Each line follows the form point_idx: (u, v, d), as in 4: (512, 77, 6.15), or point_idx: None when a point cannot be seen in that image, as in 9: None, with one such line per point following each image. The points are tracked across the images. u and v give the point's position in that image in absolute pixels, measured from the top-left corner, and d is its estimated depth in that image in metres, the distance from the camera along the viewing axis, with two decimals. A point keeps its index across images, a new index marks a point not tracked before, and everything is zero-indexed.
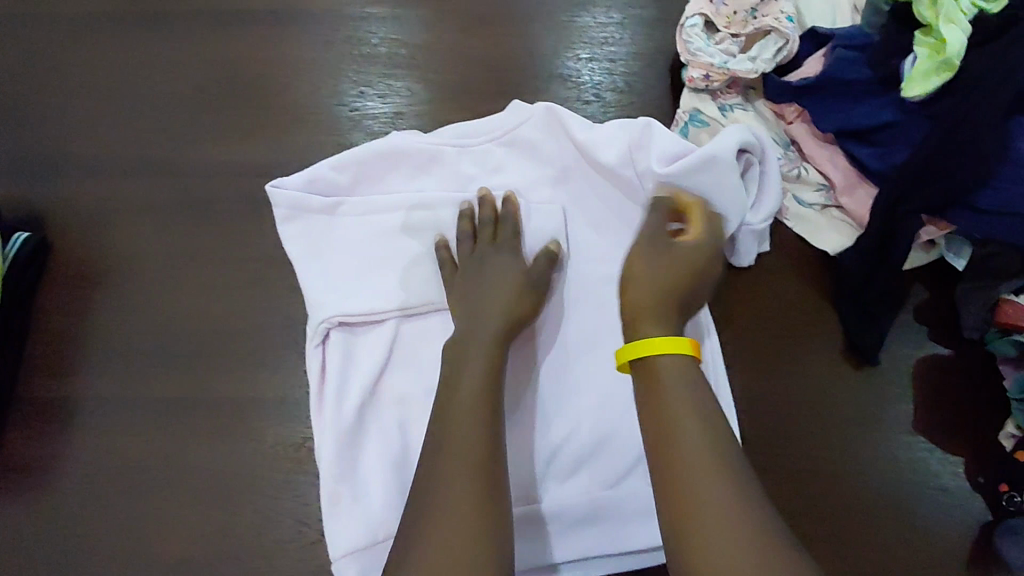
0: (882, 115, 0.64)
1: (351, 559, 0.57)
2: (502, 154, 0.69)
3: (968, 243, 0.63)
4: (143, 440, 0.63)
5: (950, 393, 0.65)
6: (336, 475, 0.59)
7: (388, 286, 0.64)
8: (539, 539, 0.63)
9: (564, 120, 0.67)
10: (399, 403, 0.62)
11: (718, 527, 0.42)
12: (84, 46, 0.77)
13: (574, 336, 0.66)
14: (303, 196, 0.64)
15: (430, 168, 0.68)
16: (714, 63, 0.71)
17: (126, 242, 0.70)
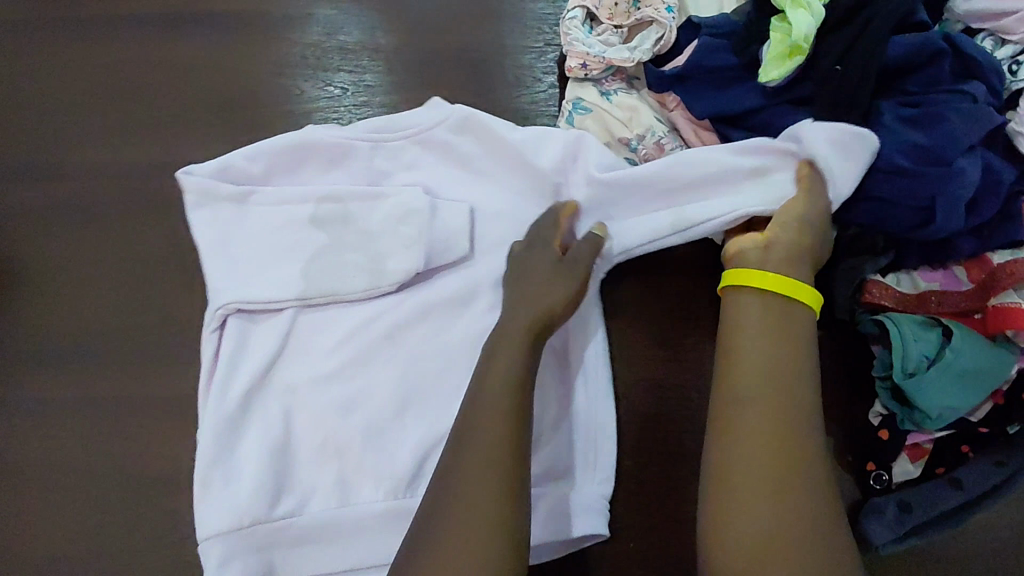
0: (747, 102, 0.64)
1: (216, 541, 0.57)
2: (416, 152, 0.67)
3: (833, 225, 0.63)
4: (28, 437, 0.66)
5: (826, 373, 0.64)
6: (211, 457, 0.59)
7: (287, 276, 0.63)
8: (558, 514, 0.60)
9: (487, 122, 0.65)
10: (287, 392, 0.62)
11: (764, 419, 0.49)
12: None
13: (467, 335, 0.63)
14: (212, 181, 0.64)
15: (344, 163, 0.66)
16: (591, 53, 0.70)
17: (20, 246, 0.72)
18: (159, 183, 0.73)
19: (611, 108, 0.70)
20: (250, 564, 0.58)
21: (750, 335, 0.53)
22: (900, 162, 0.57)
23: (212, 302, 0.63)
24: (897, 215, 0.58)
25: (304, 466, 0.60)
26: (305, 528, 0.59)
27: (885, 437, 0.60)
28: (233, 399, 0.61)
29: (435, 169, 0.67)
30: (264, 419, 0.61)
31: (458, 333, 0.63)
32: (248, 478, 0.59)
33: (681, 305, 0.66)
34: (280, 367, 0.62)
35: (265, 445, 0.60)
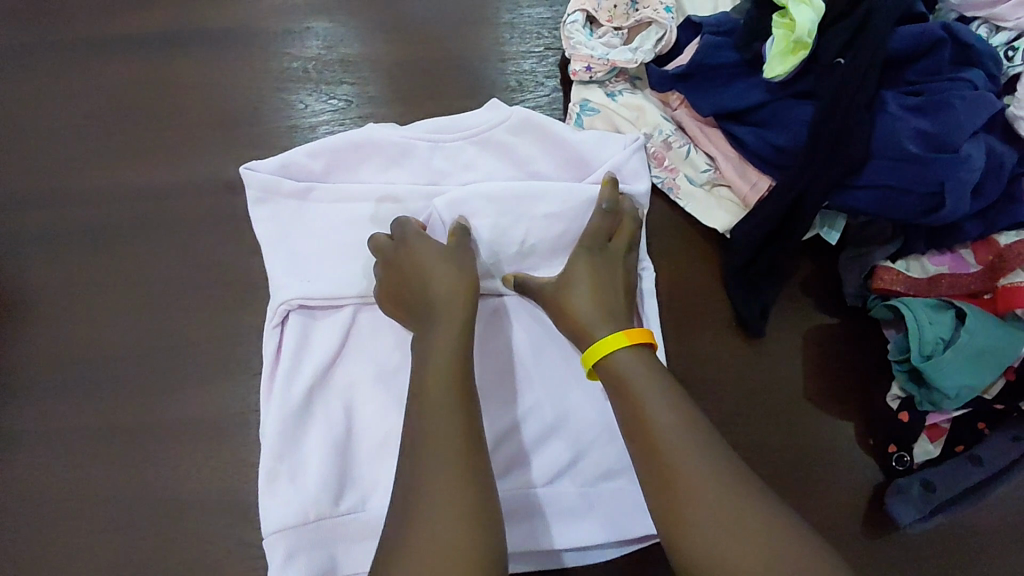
0: (752, 95, 0.64)
1: (284, 535, 0.57)
2: (476, 152, 0.69)
3: (841, 216, 0.64)
4: (44, 466, 0.65)
5: (839, 361, 0.65)
6: (276, 452, 0.59)
7: (350, 273, 0.63)
8: (535, 526, 0.60)
9: (546, 126, 0.68)
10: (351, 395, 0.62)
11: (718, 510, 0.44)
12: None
13: (524, 342, 0.63)
14: (274, 178, 0.65)
15: (398, 163, 0.68)
16: (595, 55, 0.70)
17: (26, 275, 0.71)
18: (168, 206, 0.73)
19: (617, 107, 0.72)
20: (315, 559, 0.58)
21: (639, 404, 0.49)
22: (910, 149, 0.58)
23: (275, 296, 0.63)
24: (906, 202, 0.59)
25: (365, 462, 0.60)
26: (370, 522, 0.59)
27: (905, 420, 0.62)
28: (297, 395, 0.61)
29: (495, 170, 0.69)
30: (326, 416, 0.61)
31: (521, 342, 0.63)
32: (314, 474, 0.59)
33: (706, 297, 0.67)
34: (348, 365, 0.63)
35: (329, 442, 0.60)
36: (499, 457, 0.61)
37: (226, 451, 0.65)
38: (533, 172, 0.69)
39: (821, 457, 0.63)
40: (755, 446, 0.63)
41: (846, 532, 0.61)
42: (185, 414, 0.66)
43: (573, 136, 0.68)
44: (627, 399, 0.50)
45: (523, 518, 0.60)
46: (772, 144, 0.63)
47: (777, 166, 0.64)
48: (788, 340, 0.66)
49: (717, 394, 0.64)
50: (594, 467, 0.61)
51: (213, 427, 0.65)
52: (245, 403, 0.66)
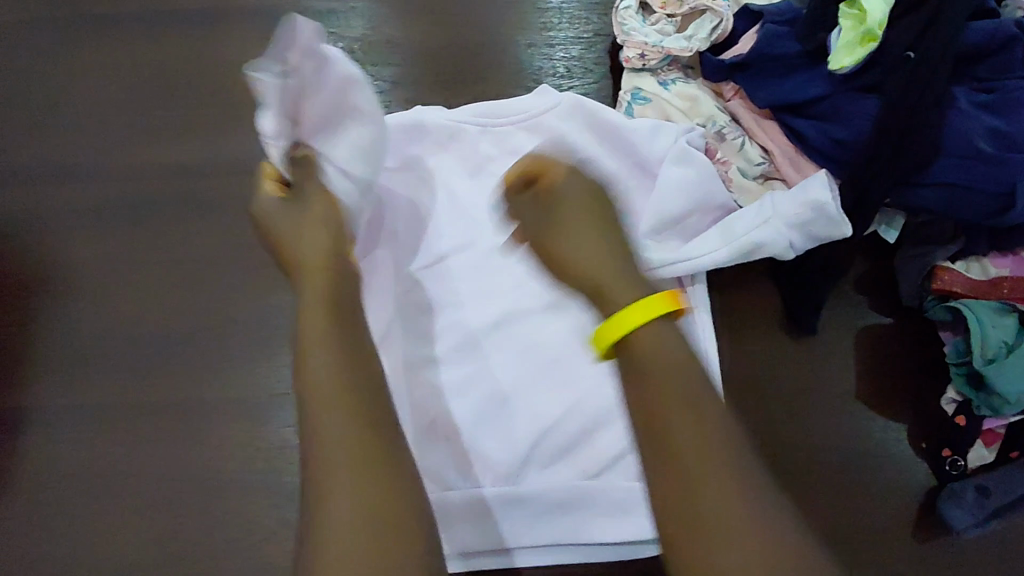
0: (814, 88, 0.62)
1: None
2: (524, 138, 0.68)
3: (901, 213, 0.63)
4: (87, 444, 0.63)
5: (893, 363, 0.64)
6: None
7: None
8: (578, 519, 0.60)
9: (596, 113, 0.67)
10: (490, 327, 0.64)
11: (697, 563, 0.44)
12: (17, 56, 0.76)
13: (576, 332, 0.64)
14: (256, 102, 0.58)
15: (450, 145, 0.68)
16: (649, 42, 0.69)
17: (69, 250, 0.70)
18: (209, 183, 0.71)
19: (670, 97, 0.70)
20: None
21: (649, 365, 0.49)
22: (980, 147, 0.56)
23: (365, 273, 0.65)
24: (972, 200, 0.58)
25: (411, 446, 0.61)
26: None
27: (961, 424, 0.60)
28: None
29: None
30: None
31: (576, 328, 0.64)
32: None
33: (757, 291, 0.66)
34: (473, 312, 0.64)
35: (421, 419, 0.61)
36: (544, 449, 0.61)
37: (263, 435, 0.63)
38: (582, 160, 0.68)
39: (873, 458, 0.62)
40: (808, 449, 0.62)
41: (897, 535, 0.60)
42: (228, 392, 0.64)
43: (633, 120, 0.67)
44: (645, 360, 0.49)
45: (474, 513, 0.60)
46: (832, 138, 0.62)
47: (837, 161, 0.63)
48: (841, 340, 0.65)
49: (766, 391, 0.64)
50: (640, 461, 0.61)
51: (251, 409, 0.63)
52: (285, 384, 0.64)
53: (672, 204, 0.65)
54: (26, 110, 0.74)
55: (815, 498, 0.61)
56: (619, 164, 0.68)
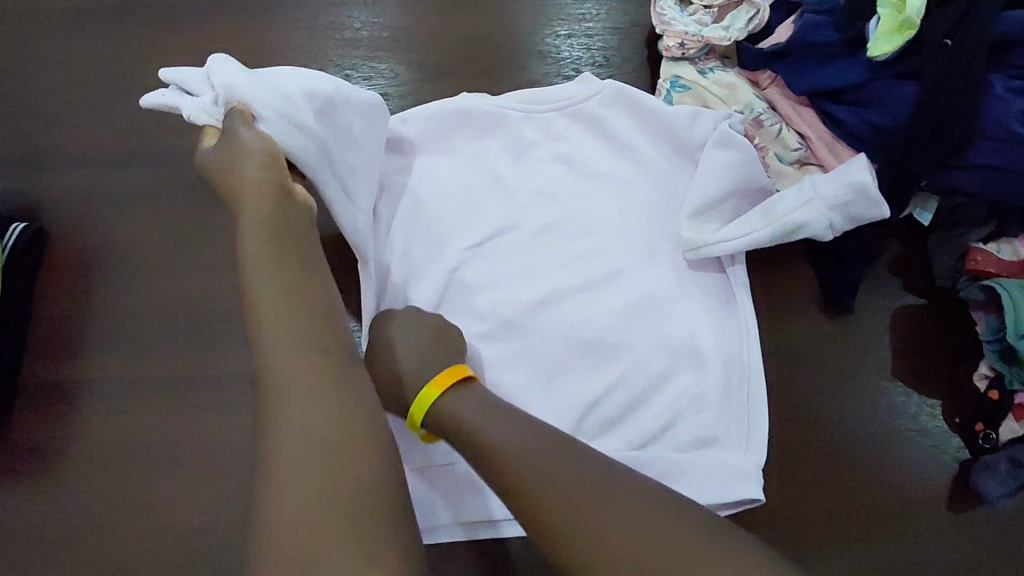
0: (852, 76, 0.65)
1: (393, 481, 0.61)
2: (566, 125, 0.70)
3: (934, 196, 0.65)
4: (141, 418, 0.64)
5: (926, 341, 0.66)
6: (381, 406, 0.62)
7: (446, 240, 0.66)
8: None
9: (637, 99, 0.69)
10: (536, 304, 0.65)
11: None
12: (61, 37, 0.77)
13: (621, 309, 0.65)
14: (175, 93, 0.57)
15: (495, 130, 0.70)
16: (689, 32, 0.71)
17: (120, 230, 0.71)
18: None
19: (708, 85, 0.72)
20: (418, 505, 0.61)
21: (457, 419, 0.52)
22: (1018, 131, 0.58)
23: (398, 256, 0.66)
24: (1010, 182, 0.60)
25: None
26: (465, 473, 0.61)
27: (994, 398, 0.62)
28: None
29: (584, 142, 0.70)
30: None
31: (619, 304, 0.66)
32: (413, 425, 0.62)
33: (795, 272, 0.68)
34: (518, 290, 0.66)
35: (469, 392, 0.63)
36: (592, 420, 0.63)
37: None
38: (623, 146, 0.70)
39: (908, 432, 0.64)
40: (845, 423, 0.64)
41: (932, 505, 0.62)
42: None
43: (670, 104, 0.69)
44: (450, 418, 0.53)
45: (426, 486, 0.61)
46: (871, 123, 0.64)
47: (874, 146, 0.65)
48: (876, 319, 0.67)
49: (804, 367, 0.66)
50: (688, 433, 0.63)
51: None
52: None
53: (712, 186, 0.66)
54: (73, 91, 0.75)
55: (854, 469, 0.63)
56: (658, 150, 0.70)
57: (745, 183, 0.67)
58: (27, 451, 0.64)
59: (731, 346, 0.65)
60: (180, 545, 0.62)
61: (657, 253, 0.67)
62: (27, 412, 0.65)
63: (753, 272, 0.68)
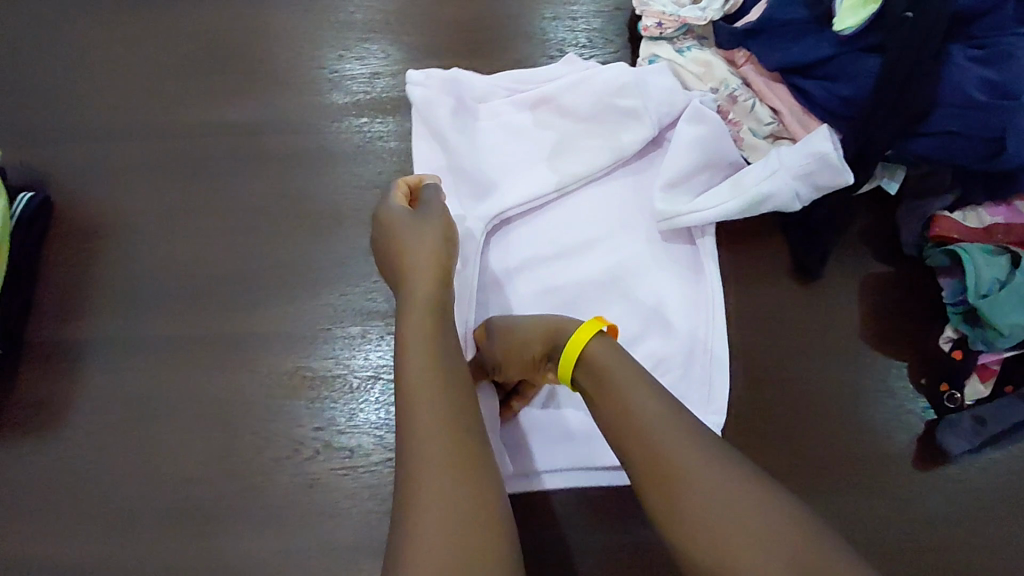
0: (821, 50, 0.67)
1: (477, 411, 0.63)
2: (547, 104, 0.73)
3: (901, 165, 0.68)
4: (140, 377, 0.67)
5: (894, 306, 0.68)
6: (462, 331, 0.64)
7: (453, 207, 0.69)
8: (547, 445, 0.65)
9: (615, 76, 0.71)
10: (515, 269, 0.69)
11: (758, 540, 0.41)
12: (74, 20, 0.81)
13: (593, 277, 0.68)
14: None
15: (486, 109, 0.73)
16: (667, 11, 0.74)
17: (124, 200, 0.74)
18: (259, 141, 0.76)
19: (685, 62, 0.75)
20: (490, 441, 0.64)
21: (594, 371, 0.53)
22: (973, 95, 0.60)
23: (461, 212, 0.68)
24: (966, 147, 0.62)
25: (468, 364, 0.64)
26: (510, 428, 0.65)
27: (959, 358, 0.64)
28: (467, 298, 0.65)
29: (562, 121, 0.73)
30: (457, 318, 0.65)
31: (592, 271, 0.68)
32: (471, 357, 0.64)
33: (768, 241, 0.71)
34: (500, 255, 0.69)
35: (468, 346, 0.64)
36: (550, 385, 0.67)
37: (307, 367, 0.67)
38: None
39: (877, 394, 0.66)
40: (817, 382, 0.66)
41: (900, 464, 0.64)
42: (273, 327, 0.68)
43: (649, 76, 0.71)
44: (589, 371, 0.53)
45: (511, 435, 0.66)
46: (837, 95, 0.67)
47: (842, 118, 0.68)
48: (847, 286, 0.69)
49: (776, 331, 0.68)
50: None
51: (295, 340, 0.68)
52: (328, 320, 0.68)
53: (684, 158, 0.68)
54: (82, 69, 0.79)
55: (826, 429, 0.65)
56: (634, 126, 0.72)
57: (715, 157, 0.69)
58: (29, 407, 0.67)
59: (700, 313, 0.68)
60: (174, 498, 0.63)
61: (631, 223, 0.70)
62: (30, 371, 0.68)
63: (728, 242, 0.71)
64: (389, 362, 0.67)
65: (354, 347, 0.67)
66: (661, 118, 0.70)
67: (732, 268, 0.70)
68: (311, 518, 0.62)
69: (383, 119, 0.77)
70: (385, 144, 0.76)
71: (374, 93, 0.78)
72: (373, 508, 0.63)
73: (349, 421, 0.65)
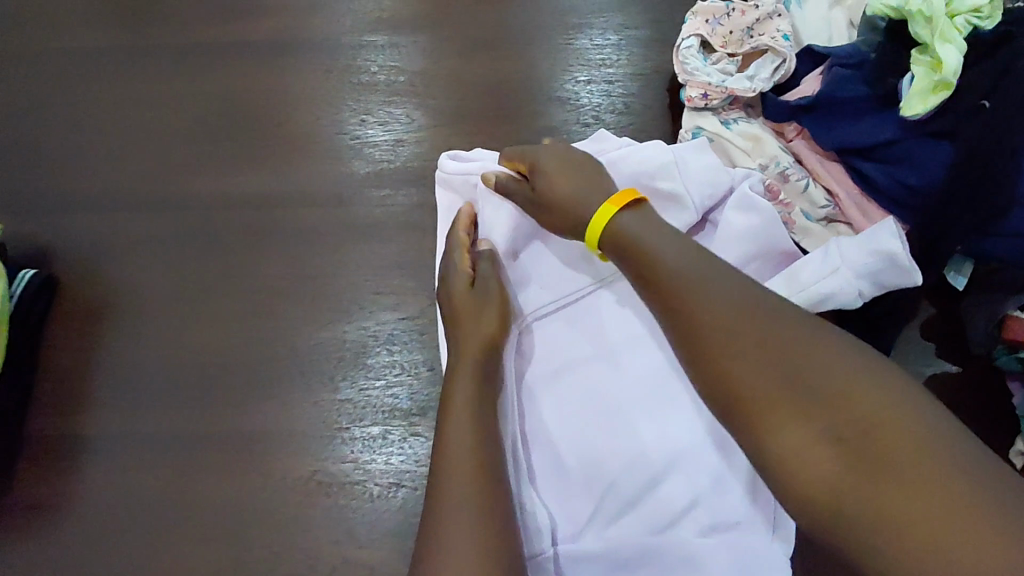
0: (884, 133, 0.62)
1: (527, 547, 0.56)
2: None
3: (969, 260, 0.62)
4: (145, 477, 0.63)
5: (961, 413, 0.63)
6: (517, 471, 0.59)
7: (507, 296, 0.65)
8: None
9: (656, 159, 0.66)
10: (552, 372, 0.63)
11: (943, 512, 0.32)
12: (84, 81, 0.77)
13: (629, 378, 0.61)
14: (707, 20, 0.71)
15: None
16: (712, 83, 0.69)
17: (131, 278, 0.70)
18: (275, 215, 0.71)
19: (732, 136, 0.70)
20: None
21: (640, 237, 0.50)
22: None
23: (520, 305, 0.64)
24: None
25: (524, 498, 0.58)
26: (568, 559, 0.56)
27: None
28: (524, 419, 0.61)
29: None
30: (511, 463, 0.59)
31: (631, 377, 0.61)
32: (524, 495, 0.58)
33: None
34: (537, 359, 0.63)
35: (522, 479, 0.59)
36: (604, 506, 0.58)
37: (324, 470, 0.62)
38: None
39: None
40: None
41: None
42: (288, 424, 0.63)
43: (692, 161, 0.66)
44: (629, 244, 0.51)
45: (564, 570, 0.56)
46: (904, 182, 0.62)
47: (906, 206, 0.63)
48: None
49: None
50: (710, 513, 0.56)
51: (312, 441, 0.63)
52: (346, 417, 0.64)
53: (731, 252, 0.64)
54: (89, 135, 0.75)
55: None
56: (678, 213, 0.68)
57: (767, 248, 0.64)
58: (26, 509, 0.62)
59: None
60: None
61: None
62: (28, 468, 0.64)
63: None
64: (412, 467, 0.62)
65: (375, 449, 0.62)
66: (705, 203, 0.65)
67: None
68: None
69: (406, 191, 0.72)
70: (408, 219, 0.71)
71: (397, 163, 0.73)
72: None
73: (370, 534, 0.60)
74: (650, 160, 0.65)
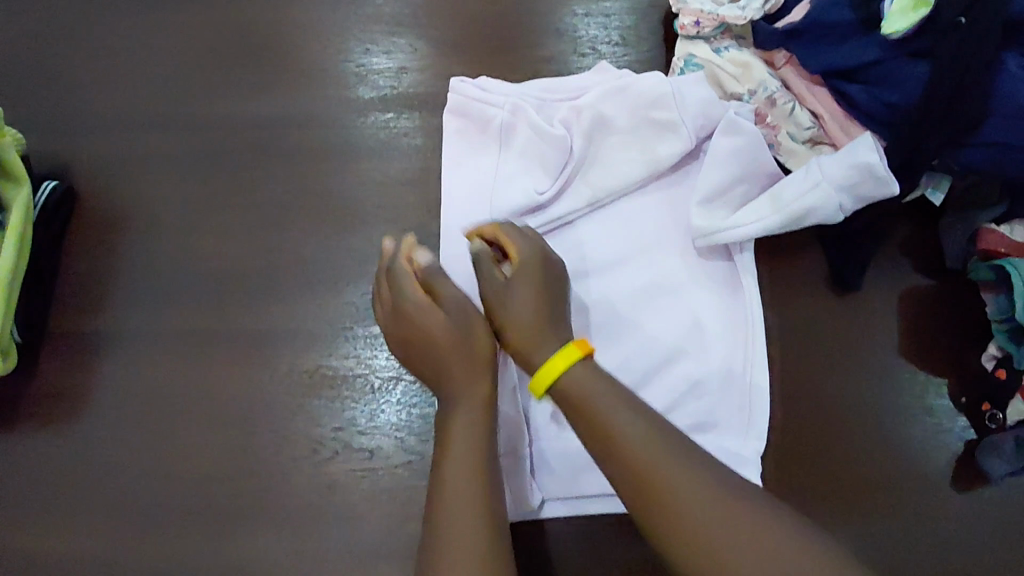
0: (866, 54, 0.64)
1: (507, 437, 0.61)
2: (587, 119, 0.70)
3: (947, 176, 0.65)
4: (159, 371, 0.66)
5: (933, 321, 0.66)
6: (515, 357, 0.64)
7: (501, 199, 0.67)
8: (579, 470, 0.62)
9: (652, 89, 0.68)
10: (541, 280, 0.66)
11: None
12: (100, 7, 0.80)
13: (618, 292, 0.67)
14: None
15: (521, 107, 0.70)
16: (705, 10, 0.72)
17: (146, 190, 0.73)
18: (283, 135, 0.74)
19: (722, 63, 0.72)
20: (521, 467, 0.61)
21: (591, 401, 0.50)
22: None
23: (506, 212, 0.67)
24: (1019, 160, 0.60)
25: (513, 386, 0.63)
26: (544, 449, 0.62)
27: (1000, 377, 0.63)
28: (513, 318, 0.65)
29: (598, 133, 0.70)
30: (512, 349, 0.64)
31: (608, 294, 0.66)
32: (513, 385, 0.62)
33: (803, 250, 0.69)
34: None
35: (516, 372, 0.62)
36: None
37: (328, 367, 0.65)
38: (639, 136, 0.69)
39: (913, 411, 0.64)
40: (852, 399, 0.64)
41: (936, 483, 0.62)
42: (295, 325, 0.67)
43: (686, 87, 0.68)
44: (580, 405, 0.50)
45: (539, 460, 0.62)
46: (883, 101, 0.64)
47: (886, 125, 0.65)
48: (884, 299, 0.67)
49: (810, 343, 0.66)
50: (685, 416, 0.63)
51: (318, 341, 0.66)
52: (350, 319, 0.67)
53: (721, 173, 0.66)
54: (104, 57, 0.78)
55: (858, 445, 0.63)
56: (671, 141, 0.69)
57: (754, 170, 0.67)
58: (48, 398, 0.66)
59: (736, 332, 0.65)
60: (192, 494, 0.62)
61: (666, 237, 0.68)
62: (49, 361, 0.67)
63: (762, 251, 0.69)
64: None
65: (376, 347, 0.66)
66: (698, 131, 0.67)
67: (765, 277, 0.68)
68: (332, 521, 0.61)
69: (408, 115, 0.75)
70: (410, 141, 0.74)
71: (400, 88, 0.76)
72: (393, 511, 0.61)
73: (370, 423, 0.64)
74: (649, 88, 0.68)
